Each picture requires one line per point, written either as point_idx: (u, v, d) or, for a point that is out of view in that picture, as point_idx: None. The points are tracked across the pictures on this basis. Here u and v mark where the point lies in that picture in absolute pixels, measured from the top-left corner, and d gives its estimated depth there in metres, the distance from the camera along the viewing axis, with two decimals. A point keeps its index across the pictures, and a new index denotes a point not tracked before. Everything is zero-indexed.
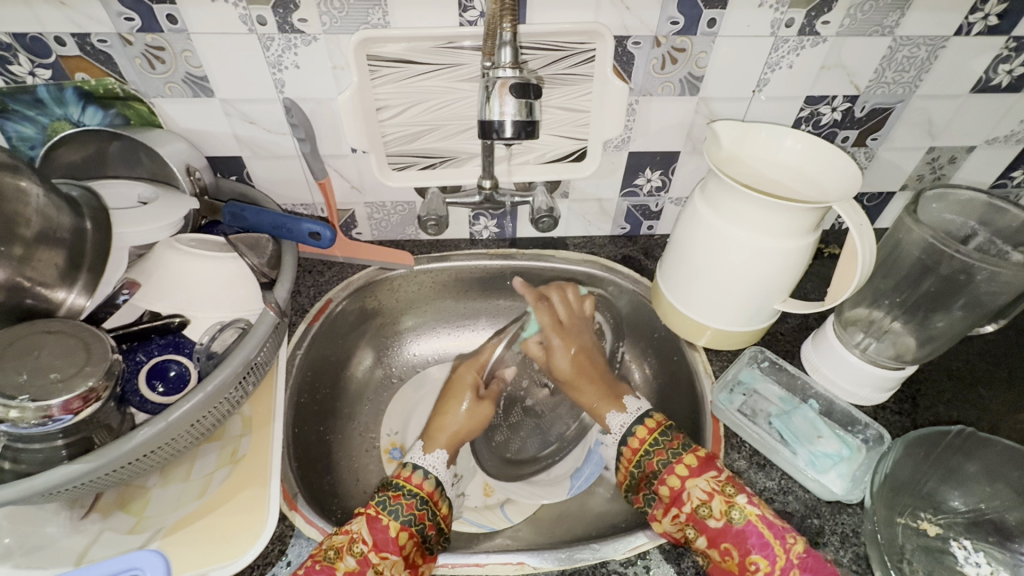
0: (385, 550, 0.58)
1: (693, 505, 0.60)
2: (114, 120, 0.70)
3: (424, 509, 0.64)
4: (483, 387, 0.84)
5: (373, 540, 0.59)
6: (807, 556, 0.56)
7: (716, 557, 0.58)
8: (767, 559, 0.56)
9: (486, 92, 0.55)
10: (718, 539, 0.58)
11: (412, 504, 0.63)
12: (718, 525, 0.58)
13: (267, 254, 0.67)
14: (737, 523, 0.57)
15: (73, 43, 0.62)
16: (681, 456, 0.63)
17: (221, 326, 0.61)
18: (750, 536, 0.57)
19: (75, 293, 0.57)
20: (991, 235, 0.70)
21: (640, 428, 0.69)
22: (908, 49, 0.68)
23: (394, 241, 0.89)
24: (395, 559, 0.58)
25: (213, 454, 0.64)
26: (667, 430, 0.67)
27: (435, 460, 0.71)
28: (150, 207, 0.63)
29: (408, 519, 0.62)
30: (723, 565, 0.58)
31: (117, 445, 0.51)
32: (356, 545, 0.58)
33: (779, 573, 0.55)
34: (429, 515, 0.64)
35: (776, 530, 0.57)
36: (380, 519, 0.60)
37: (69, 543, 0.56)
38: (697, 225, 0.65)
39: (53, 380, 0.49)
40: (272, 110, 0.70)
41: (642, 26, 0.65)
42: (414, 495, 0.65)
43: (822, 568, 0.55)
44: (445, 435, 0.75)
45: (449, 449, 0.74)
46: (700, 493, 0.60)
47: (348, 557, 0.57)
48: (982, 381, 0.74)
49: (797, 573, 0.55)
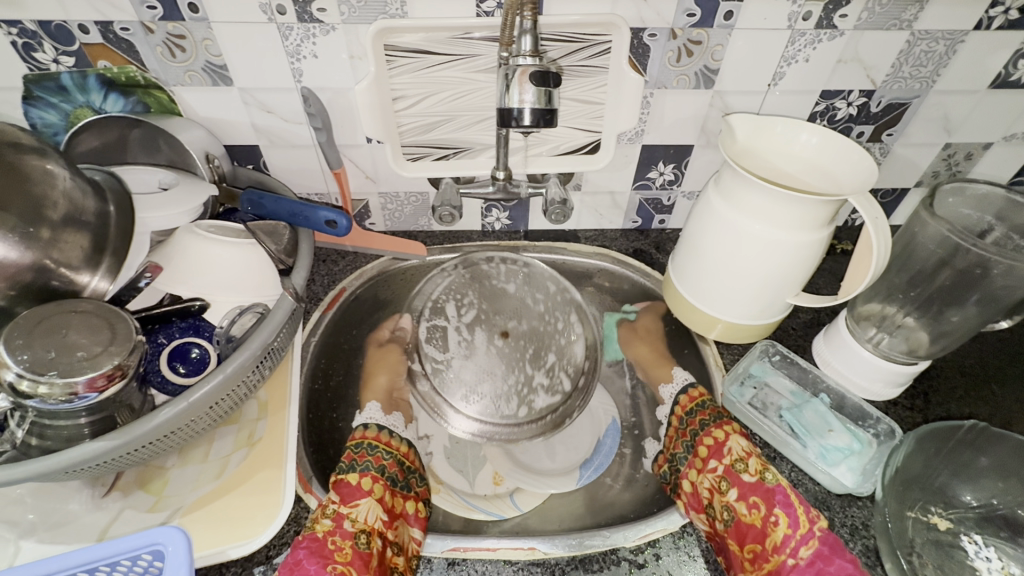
0: (354, 499, 0.61)
1: (731, 459, 0.62)
2: (134, 108, 0.71)
3: (378, 453, 0.68)
4: (389, 338, 0.85)
5: (340, 495, 0.61)
6: (828, 532, 0.56)
7: (741, 510, 0.59)
8: (789, 518, 0.56)
9: (507, 80, 0.55)
10: (748, 492, 0.59)
11: (364, 453, 0.67)
12: (751, 480, 0.60)
13: (283, 242, 0.68)
14: (769, 483, 0.59)
15: (97, 31, 0.63)
16: (727, 419, 0.67)
17: (240, 310, 0.62)
18: (777, 494, 0.58)
19: (99, 277, 0.58)
20: (1007, 230, 0.70)
21: (691, 390, 0.74)
22: (926, 43, 0.68)
23: (407, 231, 0.90)
24: (365, 503, 0.61)
25: (231, 437, 0.65)
26: (711, 398, 0.71)
27: (373, 412, 0.74)
28: (171, 193, 0.64)
29: (366, 467, 0.65)
30: (747, 519, 0.58)
31: (140, 423, 0.52)
32: (328, 507, 0.60)
33: (799, 538, 0.56)
34: (385, 456, 0.68)
35: (802, 499, 0.58)
36: (340, 478, 0.63)
37: (91, 520, 0.57)
38: (711, 217, 0.65)
39: (79, 359, 0.50)
40: (289, 100, 0.71)
41: (658, 18, 0.65)
42: (362, 446, 0.68)
43: (843, 548, 0.54)
44: (373, 390, 0.79)
45: (382, 400, 0.78)
46: (740, 449, 0.63)
47: (324, 518, 0.58)
48: (995, 379, 0.74)
49: (818, 544, 0.55)
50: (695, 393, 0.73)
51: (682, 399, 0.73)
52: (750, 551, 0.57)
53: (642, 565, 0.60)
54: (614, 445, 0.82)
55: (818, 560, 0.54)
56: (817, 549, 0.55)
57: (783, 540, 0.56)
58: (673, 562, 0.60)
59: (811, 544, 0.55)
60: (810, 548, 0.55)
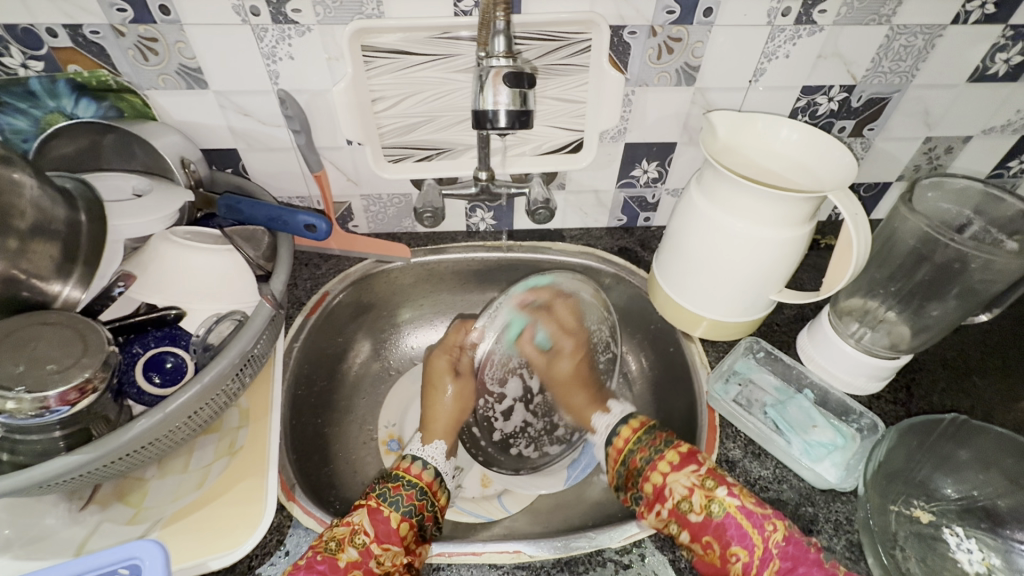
0: (387, 541, 0.60)
1: (675, 501, 0.62)
2: (107, 113, 0.69)
3: (423, 500, 0.67)
4: (458, 365, 0.84)
5: (375, 531, 0.60)
6: (786, 544, 0.57)
7: (699, 550, 0.60)
8: (746, 549, 0.58)
9: (480, 81, 0.55)
10: (699, 533, 0.60)
11: (412, 495, 0.66)
12: (699, 519, 0.60)
13: (263, 247, 0.67)
14: (717, 516, 0.59)
15: (66, 34, 0.61)
16: (662, 455, 0.66)
17: (217, 318, 0.61)
18: (728, 527, 0.59)
19: (71, 285, 0.56)
20: (985, 224, 0.70)
21: (624, 429, 0.74)
22: (905, 38, 0.68)
23: (390, 233, 0.89)
24: (396, 550, 0.60)
25: (211, 447, 0.64)
26: (651, 428, 0.72)
27: (435, 451, 0.74)
28: (145, 200, 0.62)
29: (408, 510, 0.64)
30: (706, 559, 0.59)
31: (115, 436, 0.51)
32: (358, 536, 0.59)
33: (759, 563, 0.57)
34: (428, 506, 0.67)
35: (755, 521, 0.58)
36: (381, 510, 0.63)
37: (68, 534, 0.56)
38: (693, 215, 0.65)
39: (49, 372, 0.49)
40: (266, 101, 0.69)
41: (637, 16, 0.64)
42: (413, 486, 0.67)
43: (803, 556, 0.56)
44: (441, 425, 0.78)
45: (448, 439, 0.77)
46: (681, 488, 0.62)
47: (350, 548, 0.58)
48: (976, 370, 0.75)
49: (778, 563, 0.57)
50: (636, 425, 0.73)
51: (617, 441, 0.74)
52: None
53: (627, 565, 0.60)
54: None
55: None
56: (779, 568, 0.56)
57: (745, 569, 0.58)
58: (658, 562, 0.60)
59: (773, 565, 0.57)
60: (772, 569, 0.57)
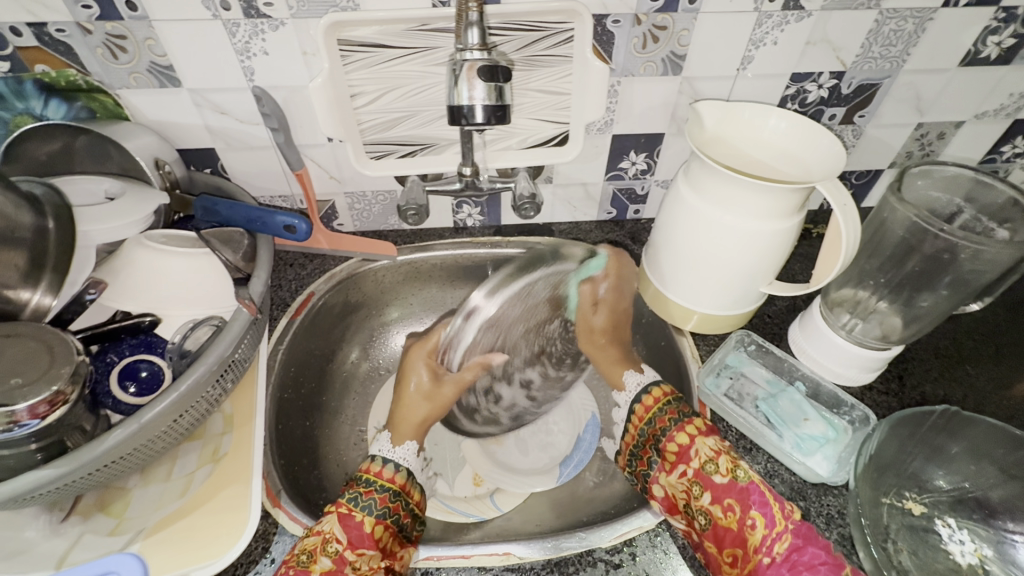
0: (361, 547, 0.58)
1: (701, 462, 0.60)
2: (78, 114, 0.67)
3: (397, 501, 0.64)
4: (438, 370, 0.85)
5: (347, 537, 0.58)
6: (801, 523, 0.56)
7: (717, 514, 0.57)
8: (765, 518, 0.56)
9: (454, 75, 0.53)
10: (721, 495, 0.58)
11: (386, 498, 0.63)
12: (723, 481, 0.58)
13: (242, 249, 0.65)
14: (741, 482, 0.58)
15: (30, 33, 0.59)
16: (689, 419, 0.65)
17: (194, 324, 0.60)
18: (751, 493, 0.57)
19: (41, 292, 0.56)
20: (976, 212, 0.69)
21: (646, 397, 0.70)
22: (895, 21, 0.66)
23: (376, 231, 0.87)
24: (371, 554, 0.58)
25: (194, 453, 0.63)
26: (674, 400, 0.68)
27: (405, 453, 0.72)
28: (115, 203, 0.60)
29: (381, 513, 0.61)
30: (723, 522, 0.57)
31: (89, 448, 0.50)
32: (331, 544, 0.57)
33: (774, 536, 0.55)
34: (404, 506, 0.64)
35: (777, 495, 0.58)
36: (352, 515, 0.60)
37: (48, 547, 0.55)
38: (680, 207, 0.64)
39: (15, 386, 0.48)
40: (242, 100, 0.68)
41: (621, 4, 0.63)
42: (386, 489, 0.64)
43: (814, 538, 0.55)
44: (409, 424, 0.78)
45: (417, 438, 0.77)
46: (708, 450, 0.61)
47: (322, 557, 0.56)
48: (969, 359, 0.74)
49: (790, 538, 0.55)
50: (656, 394, 0.70)
51: (639, 407, 0.70)
52: (730, 555, 0.56)
53: (618, 565, 0.59)
54: (594, 439, 0.82)
55: (794, 554, 0.54)
56: (792, 543, 0.55)
57: (761, 540, 0.55)
58: (649, 560, 0.59)
59: (786, 539, 0.55)
60: (784, 544, 0.55)
